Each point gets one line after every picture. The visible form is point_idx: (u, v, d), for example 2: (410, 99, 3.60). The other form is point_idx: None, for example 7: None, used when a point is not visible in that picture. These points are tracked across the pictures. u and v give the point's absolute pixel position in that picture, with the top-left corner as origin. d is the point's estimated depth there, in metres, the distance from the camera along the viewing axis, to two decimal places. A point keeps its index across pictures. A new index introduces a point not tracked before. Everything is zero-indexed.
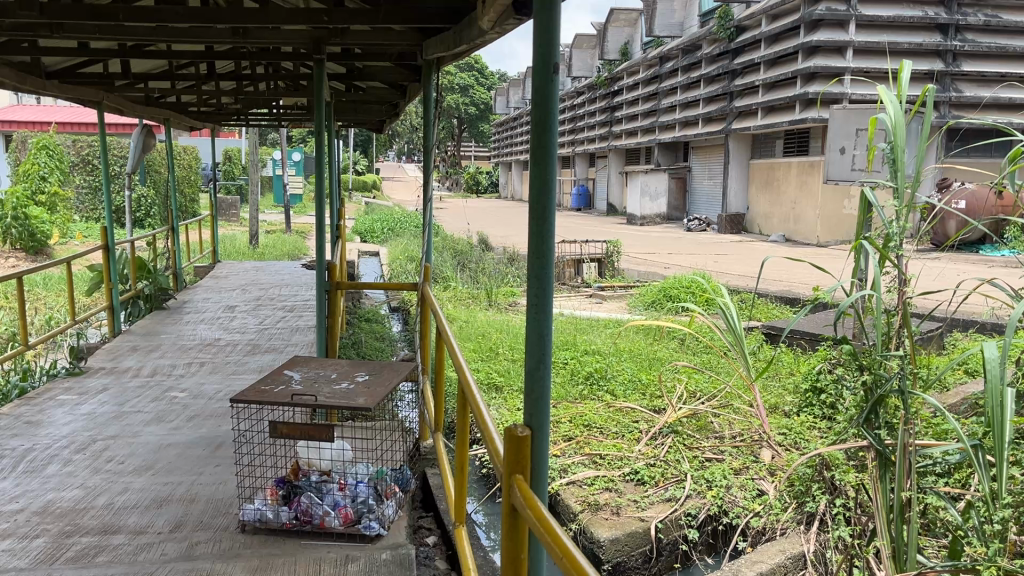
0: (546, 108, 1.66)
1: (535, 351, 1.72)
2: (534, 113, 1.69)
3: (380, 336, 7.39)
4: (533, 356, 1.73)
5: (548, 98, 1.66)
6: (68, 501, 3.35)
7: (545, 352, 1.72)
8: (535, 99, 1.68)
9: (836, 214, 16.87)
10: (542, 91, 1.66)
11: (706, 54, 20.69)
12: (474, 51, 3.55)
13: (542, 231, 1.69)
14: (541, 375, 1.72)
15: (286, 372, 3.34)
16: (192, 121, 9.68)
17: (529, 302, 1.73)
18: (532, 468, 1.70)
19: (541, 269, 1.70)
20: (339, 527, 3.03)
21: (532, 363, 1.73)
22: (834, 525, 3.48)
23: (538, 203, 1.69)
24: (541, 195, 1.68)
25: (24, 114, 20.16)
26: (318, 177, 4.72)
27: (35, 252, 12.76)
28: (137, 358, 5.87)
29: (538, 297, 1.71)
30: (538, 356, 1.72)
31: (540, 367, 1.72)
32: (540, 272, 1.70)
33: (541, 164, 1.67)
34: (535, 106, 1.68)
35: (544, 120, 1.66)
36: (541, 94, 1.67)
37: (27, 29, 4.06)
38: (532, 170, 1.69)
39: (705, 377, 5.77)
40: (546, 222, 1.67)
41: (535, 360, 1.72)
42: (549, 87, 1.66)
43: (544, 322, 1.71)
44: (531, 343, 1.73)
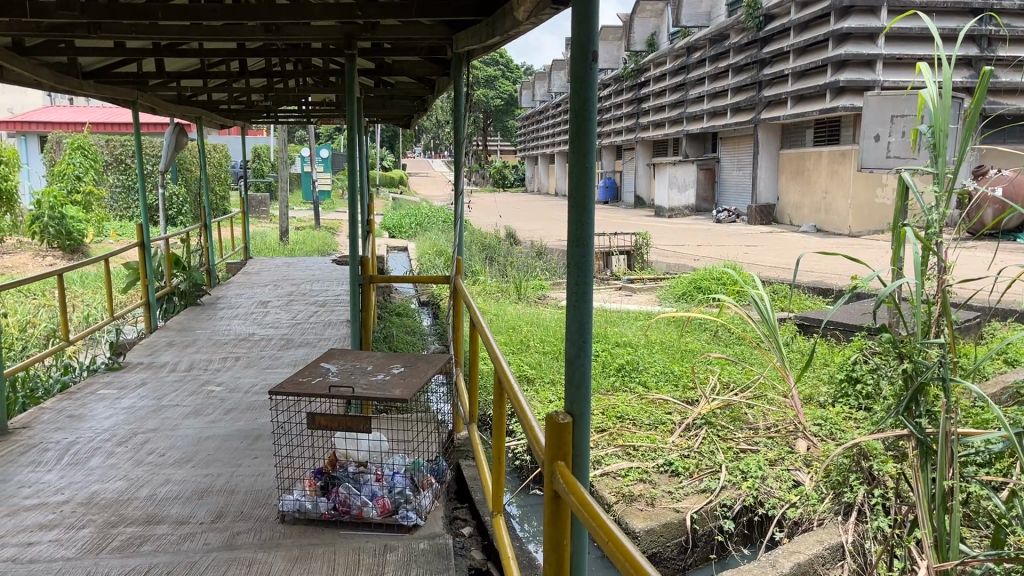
0: (584, 97, 1.66)
1: (576, 339, 1.73)
2: (573, 101, 1.68)
3: (412, 330, 7.43)
4: (574, 344, 1.73)
5: (586, 86, 1.66)
6: (112, 492, 3.42)
7: (584, 340, 1.72)
8: (572, 88, 1.68)
9: (868, 204, 16.68)
10: (580, 79, 1.66)
11: (733, 44, 20.50)
12: (506, 44, 3.56)
13: (582, 220, 1.69)
14: (582, 364, 1.73)
15: (323, 364, 3.38)
16: (223, 119, 9.79)
17: (569, 290, 1.73)
18: (573, 457, 1.70)
19: (581, 256, 1.70)
20: (377, 517, 3.06)
21: (573, 350, 1.73)
22: (873, 515, 3.46)
23: (578, 192, 1.69)
24: (580, 185, 1.68)
25: (59, 114, 20.50)
26: (349, 171, 4.74)
27: (71, 251, 12.98)
28: (174, 353, 5.96)
29: (578, 288, 1.71)
30: (578, 344, 1.73)
31: (581, 354, 1.72)
32: (581, 260, 1.70)
33: (581, 152, 1.66)
34: (574, 95, 1.68)
35: (583, 108, 1.66)
36: (579, 83, 1.67)
37: (65, 29, 4.13)
38: (570, 158, 1.69)
39: (738, 368, 5.73)
40: (585, 212, 1.68)
41: (576, 348, 1.72)
42: (587, 75, 1.66)
43: (584, 311, 1.72)
44: (571, 333, 1.73)
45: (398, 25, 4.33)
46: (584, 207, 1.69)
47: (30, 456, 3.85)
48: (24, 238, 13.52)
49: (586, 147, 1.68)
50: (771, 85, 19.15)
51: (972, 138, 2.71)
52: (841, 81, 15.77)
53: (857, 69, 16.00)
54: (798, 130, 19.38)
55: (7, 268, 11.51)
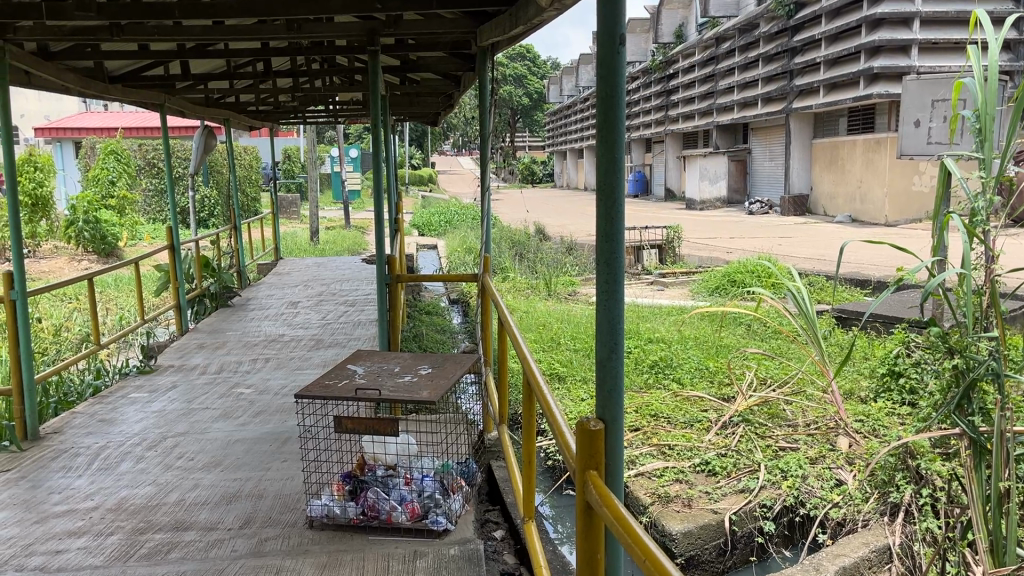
0: (612, 84, 1.55)
1: (606, 341, 1.62)
2: (599, 88, 1.59)
3: (441, 328, 7.38)
4: (604, 347, 1.63)
5: (614, 72, 1.55)
6: (141, 497, 3.40)
7: (615, 341, 1.62)
8: (599, 74, 1.57)
9: (905, 191, 16.34)
10: (607, 63, 1.55)
11: (763, 32, 20.17)
12: (531, 34, 3.47)
13: (610, 215, 1.58)
14: (613, 367, 1.62)
15: (349, 366, 3.32)
16: (251, 121, 9.81)
17: (598, 288, 1.63)
18: (606, 466, 1.61)
19: (611, 253, 1.60)
20: (406, 522, 3.00)
21: (604, 353, 1.63)
22: (921, 516, 3.33)
23: (605, 185, 1.59)
24: (609, 178, 1.57)
25: (92, 120, 20.76)
26: (375, 170, 4.67)
27: (106, 255, 13.12)
28: (204, 356, 5.95)
29: (608, 286, 1.61)
30: (610, 345, 1.62)
31: (611, 358, 1.62)
32: (611, 257, 1.60)
33: (609, 142, 1.56)
34: (601, 81, 1.57)
35: (611, 98, 1.56)
36: (605, 67, 1.56)
37: (87, 33, 4.11)
38: (598, 149, 1.58)
39: (775, 363, 5.59)
40: (614, 207, 1.58)
41: (607, 350, 1.62)
42: (614, 58, 1.55)
43: (614, 312, 1.62)
44: (602, 334, 1.63)
45: (420, 19, 4.26)
46: (614, 202, 1.59)
47: (62, 461, 3.85)
48: (60, 243, 13.71)
49: (614, 137, 1.58)
50: (802, 74, 18.81)
51: (1020, 121, 2.57)
52: (876, 68, 15.42)
53: (891, 55, 15.64)
54: (832, 119, 19.03)
55: (44, 272, 11.67)
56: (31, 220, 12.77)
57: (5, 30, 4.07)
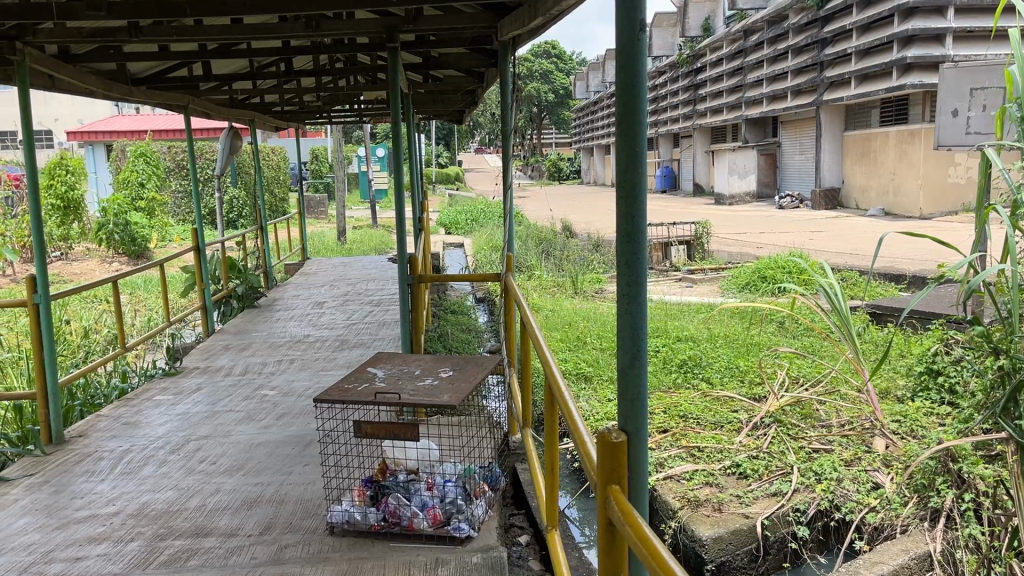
0: (632, 70, 1.41)
1: (628, 347, 1.47)
2: (619, 75, 1.44)
3: (467, 328, 7.32)
4: (627, 353, 1.47)
5: (634, 58, 1.41)
6: (162, 502, 3.37)
7: (639, 346, 1.47)
8: (618, 62, 1.43)
9: (940, 183, 16.02)
10: (629, 48, 1.41)
11: (792, 24, 19.85)
12: (552, 25, 3.38)
13: (633, 214, 1.44)
14: (637, 376, 1.47)
15: (370, 369, 3.25)
16: (277, 121, 9.81)
17: (620, 290, 1.48)
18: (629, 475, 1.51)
19: (633, 253, 1.45)
20: (428, 529, 2.93)
21: (625, 360, 1.48)
22: (964, 522, 3.20)
23: (626, 177, 1.44)
24: (630, 172, 1.42)
25: (123, 123, 20.99)
26: (396, 169, 4.60)
27: (137, 256, 13.24)
28: (230, 357, 5.94)
29: (630, 287, 1.46)
30: (632, 351, 1.47)
31: (634, 365, 1.47)
32: (633, 257, 1.45)
33: (630, 132, 1.41)
34: (620, 68, 1.43)
35: (632, 87, 1.41)
36: (625, 52, 1.42)
37: (105, 34, 4.09)
38: (618, 139, 1.44)
39: (808, 361, 5.44)
40: (637, 205, 1.43)
41: (629, 356, 1.47)
42: (634, 44, 1.41)
43: (637, 316, 1.46)
44: (623, 341, 1.48)
45: (439, 15, 4.21)
46: (636, 195, 1.43)
47: (86, 465, 3.84)
48: (92, 245, 13.86)
49: (635, 125, 1.43)
50: (833, 65, 18.47)
51: None
52: (909, 57, 15.09)
53: (925, 44, 15.32)
54: (864, 111, 18.68)
55: (76, 274, 11.81)
56: (63, 223, 12.91)
57: (26, 32, 4.03)
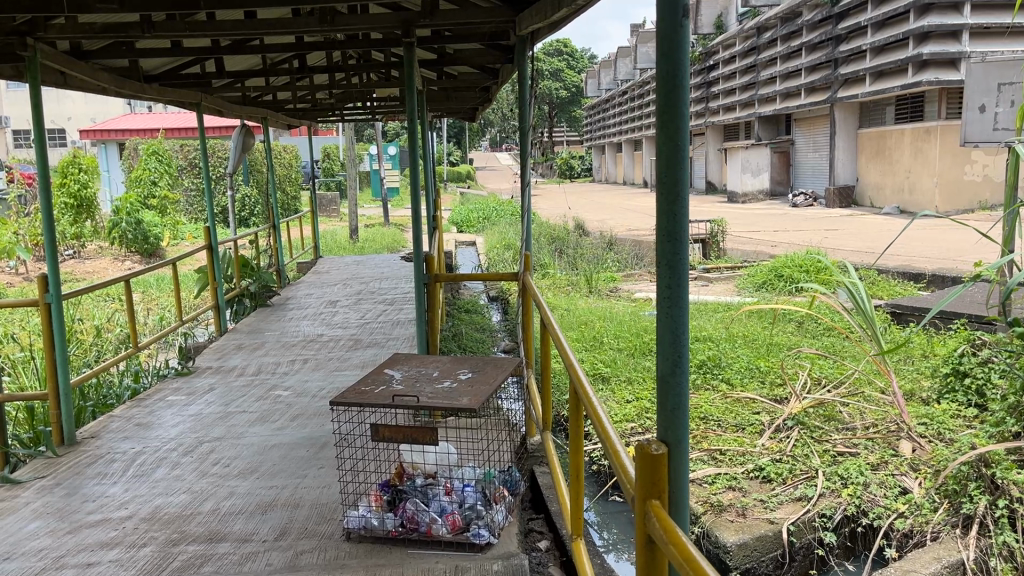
0: (673, 60, 1.32)
1: (669, 354, 1.38)
2: (660, 66, 1.34)
3: (481, 327, 7.25)
4: (667, 360, 1.38)
5: (676, 47, 1.32)
6: (175, 506, 3.31)
7: (679, 353, 1.37)
8: (660, 50, 1.34)
9: (955, 181, 15.84)
10: (670, 37, 1.32)
11: (806, 21, 19.66)
12: (573, 17, 3.29)
13: (674, 210, 1.35)
14: (677, 384, 1.38)
15: (387, 370, 3.19)
16: (289, 119, 9.75)
17: (659, 293, 1.39)
18: (671, 491, 1.41)
19: (674, 255, 1.36)
20: (447, 535, 2.85)
21: (665, 368, 1.39)
22: (997, 529, 3.11)
23: (667, 173, 1.35)
24: (672, 167, 1.33)
25: (136, 122, 21.00)
26: (411, 167, 4.53)
27: (149, 255, 13.22)
28: (242, 357, 5.89)
29: (670, 290, 1.37)
30: (673, 357, 1.38)
31: (675, 373, 1.38)
32: (674, 257, 1.36)
33: (672, 125, 1.33)
34: (661, 60, 1.34)
35: (674, 77, 1.32)
36: (666, 40, 1.33)
37: (119, 30, 4.02)
38: (658, 131, 1.35)
39: (830, 362, 5.33)
40: (678, 202, 1.34)
41: (670, 363, 1.38)
42: (675, 32, 1.32)
43: (678, 319, 1.37)
44: (663, 346, 1.39)
45: (455, 9, 4.12)
46: (677, 192, 1.34)
47: (98, 467, 3.79)
48: (105, 243, 13.83)
49: (676, 117, 1.34)
50: (848, 61, 18.29)
51: None
52: (925, 54, 14.93)
53: (941, 41, 15.14)
54: (879, 108, 18.50)
55: (88, 273, 11.79)
56: (76, 221, 12.89)
57: (37, 28, 3.97)
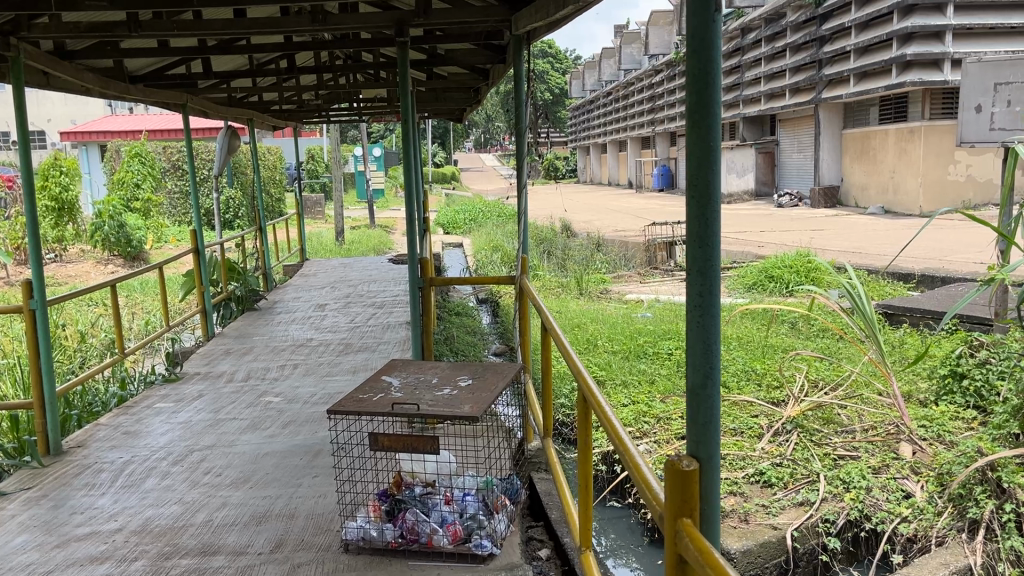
0: (705, 54, 1.27)
1: (700, 365, 1.33)
2: (689, 64, 1.30)
3: (472, 330, 7.18)
4: (698, 372, 1.33)
5: (707, 41, 1.27)
6: (167, 518, 3.22)
7: (711, 365, 1.33)
8: (690, 46, 1.29)
9: (939, 181, 15.93)
10: (701, 31, 1.27)
11: (790, 22, 19.71)
12: (576, 15, 3.21)
13: (705, 214, 1.29)
14: (708, 399, 1.33)
15: (385, 377, 3.12)
16: (274, 121, 9.63)
17: (689, 302, 1.34)
18: (702, 508, 1.35)
19: (705, 261, 1.31)
20: (448, 546, 2.78)
21: (696, 379, 1.34)
22: (1005, 534, 3.07)
23: (699, 176, 1.30)
24: (703, 167, 1.28)
25: (118, 123, 20.80)
26: (405, 169, 4.45)
27: (133, 258, 13.07)
28: (231, 362, 5.79)
29: (702, 297, 1.32)
30: (704, 369, 1.33)
31: (706, 385, 1.32)
32: (705, 263, 1.31)
33: (703, 123, 1.27)
34: (691, 57, 1.29)
35: (705, 73, 1.27)
36: (696, 35, 1.28)
37: (104, 30, 3.93)
38: (688, 132, 1.30)
39: (827, 363, 5.32)
40: (710, 208, 1.29)
41: (700, 375, 1.33)
42: (706, 26, 1.27)
43: (710, 328, 1.32)
44: (694, 357, 1.34)
45: (450, 8, 4.05)
46: (709, 194, 1.29)
47: (85, 478, 3.69)
48: (87, 246, 13.66)
49: (707, 115, 1.29)
50: (832, 62, 18.35)
51: None
52: (909, 54, 14.99)
53: (925, 41, 15.21)
54: (862, 108, 18.58)
55: (71, 277, 11.64)
56: (58, 224, 12.72)
57: (21, 28, 3.86)
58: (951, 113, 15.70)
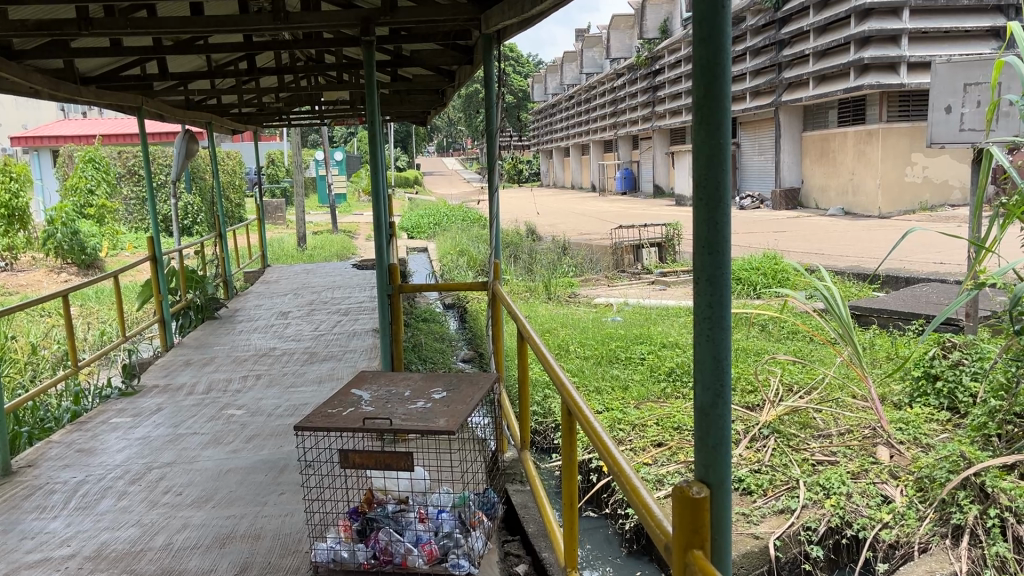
0: (715, 43, 1.21)
1: (710, 383, 1.27)
2: (698, 56, 1.23)
3: (440, 336, 7.06)
4: (708, 390, 1.27)
5: (718, 30, 1.21)
6: (123, 542, 3.04)
7: (722, 383, 1.27)
8: (699, 38, 1.23)
9: (897, 182, 16.22)
10: (710, 21, 1.22)
11: (750, 26, 19.88)
12: (548, 13, 3.11)
13: (714, 219, 1.24)
14: (719, 418, 1.27)
15: (354, 391, 2.97)
16: (234, 124, 9.41)
17: (698, 313, 1.28)
18: (715, 537, 1.28)
19: (715, 268, 1.25)
20: (423, 566, 2.59)
21: (707, 398, 1.28)
22: (990, 540, 3.03)
23: (708, 178, 1.24)
24: (713, 168, 1.22)
25: (70, 127, 20.27)
26: (373, 172, 4.31)
27: (87, 266, 12.71)
28: (192, 373, 5.59)
29: (712, 309, 1.26)
30: (714, 388, 1.27)
31: (717, 404, 1.27)
32: (715, 272, 1.25)
33: (713, 120, 1.22)
34: (701, 47, 1.23)
35: (714, 64, 1.21)
36: (705, 23, 1.23)
37: (53, 27, 3.75)
38: (696, 130, 1.24)
39: (800, 367, 5.29)
40: (720, 210, 1.23)
41: (711, 394, 1.27)
42: (717, 13, 1.22)
43: (721, 343, 1.26)
44: (704, 375, 1.28)
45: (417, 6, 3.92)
46: (718, 197, 1.24)
47: (35, 500, 3.49)
48: (39, 254, 13.24)
49: (717, 110, 1.23)
50: (791, 65, 18.53)
51: None
52: (866, 58, 15.18)
53: (882, 45, 15.41)
54: (821, 111, 18.78)
55: (22, 286, 11.26)
56: (7, 232, 12.32)
57: None
58: (907, 116, 15.98)
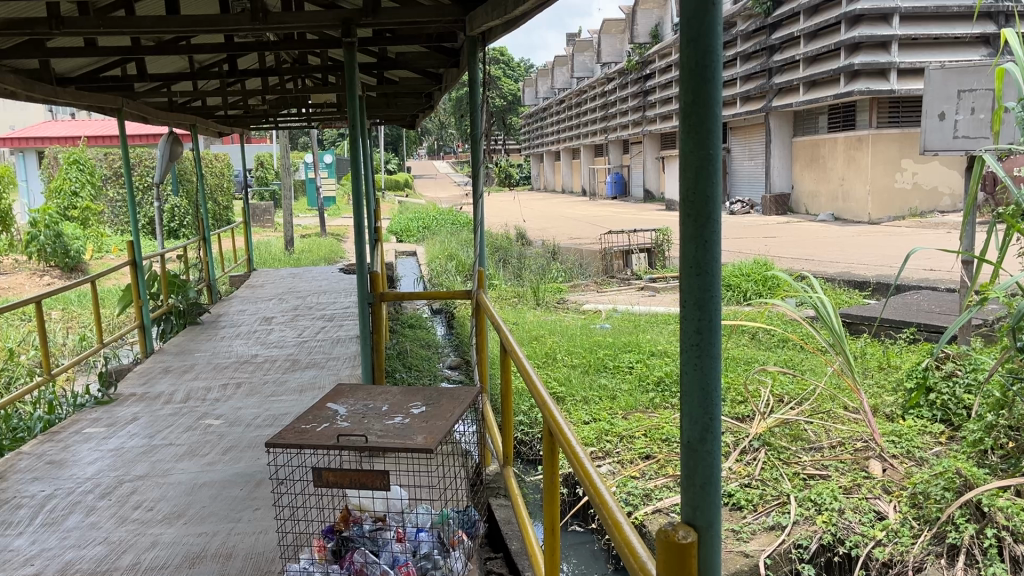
0: (702, 46, 1.13)
1: (699, 415, 1.18)
2: (685, 59, 1.15)
3: (426, 343, 6.94)
4: (697, 424, 1.19)
5: (705, 32, 1.13)
6: (89, 562, 2.92)
7: (712, 415, 1.18)
8: (686, 40, 1.15)
9: (886, 189, 16.17)
10: (698, 22, 1.14)
11: (741, 31, 19.82)
12: (531, 12, 3.00)
13: (703, 235, 1.16)
14: (709, 452, 1.18)
15: (330, 406, 2.86)
16: (219, 126, 9.26)
17: (686, 340, 1.20)
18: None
19: (705, 291, 1.17)
20: None
21: (696, 433, 1.19)
22: (986, 560, 2.95)
23: (697, 192, 1.15)
24: (702, 182, 1.14)
25: (56, 129, 20.04)
26: (354, 176, 4.20)
27: (70, 269, 12.52)
28: (171, 381, 5.45)
29: (700, 335, 1.18)
30: (704, 420, 1.18)
31: (706, 438, 1.18)
32: (704, 295, 1.17)
33: (701, 130, 1.14)
34: (688, 49, 1.15)
35: (702, 70, 1.14)
36: (694, 24, 1.15)
37: (26, 26, 3.65)
38: (685, 139, 1.16)
39: (791, 377, 5.20)
40: (710, 226, 1.15)
41: (700, 428, 1.18)
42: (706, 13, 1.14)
43: (710, 371, 1.18)
44: (692, 407, 1.19)
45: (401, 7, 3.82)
46: (707, 213, 1.15)
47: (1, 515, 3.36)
48: (22, 257, 13.04)
49: (707, 119, 1.15)
50: (782, 71, 18.49)
51: None
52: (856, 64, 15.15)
53: (872, 51, 15.38)
54: (811, 117, 18.76)
55: (3, 290, 11.08)
56: None
57: None
58: (896, 122, 16.03)
